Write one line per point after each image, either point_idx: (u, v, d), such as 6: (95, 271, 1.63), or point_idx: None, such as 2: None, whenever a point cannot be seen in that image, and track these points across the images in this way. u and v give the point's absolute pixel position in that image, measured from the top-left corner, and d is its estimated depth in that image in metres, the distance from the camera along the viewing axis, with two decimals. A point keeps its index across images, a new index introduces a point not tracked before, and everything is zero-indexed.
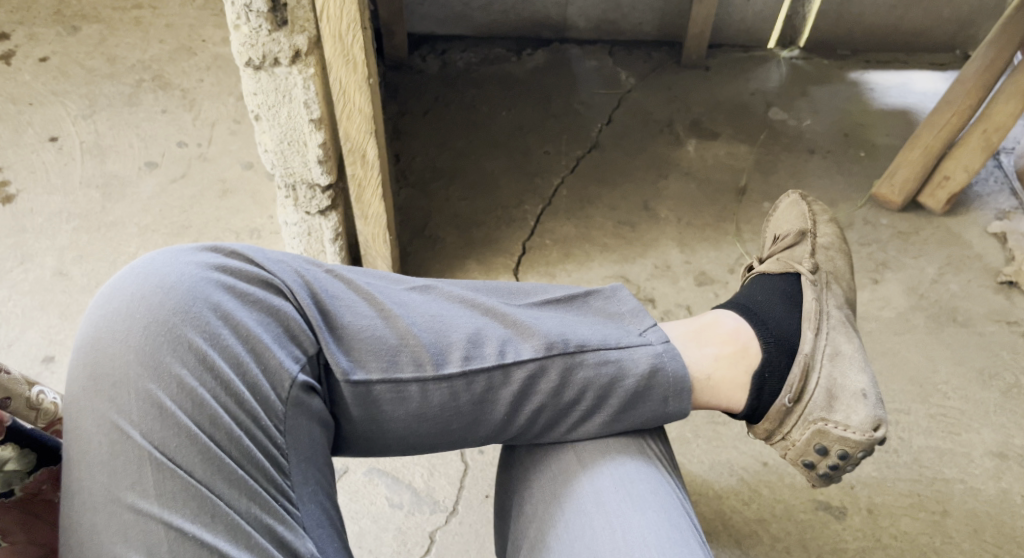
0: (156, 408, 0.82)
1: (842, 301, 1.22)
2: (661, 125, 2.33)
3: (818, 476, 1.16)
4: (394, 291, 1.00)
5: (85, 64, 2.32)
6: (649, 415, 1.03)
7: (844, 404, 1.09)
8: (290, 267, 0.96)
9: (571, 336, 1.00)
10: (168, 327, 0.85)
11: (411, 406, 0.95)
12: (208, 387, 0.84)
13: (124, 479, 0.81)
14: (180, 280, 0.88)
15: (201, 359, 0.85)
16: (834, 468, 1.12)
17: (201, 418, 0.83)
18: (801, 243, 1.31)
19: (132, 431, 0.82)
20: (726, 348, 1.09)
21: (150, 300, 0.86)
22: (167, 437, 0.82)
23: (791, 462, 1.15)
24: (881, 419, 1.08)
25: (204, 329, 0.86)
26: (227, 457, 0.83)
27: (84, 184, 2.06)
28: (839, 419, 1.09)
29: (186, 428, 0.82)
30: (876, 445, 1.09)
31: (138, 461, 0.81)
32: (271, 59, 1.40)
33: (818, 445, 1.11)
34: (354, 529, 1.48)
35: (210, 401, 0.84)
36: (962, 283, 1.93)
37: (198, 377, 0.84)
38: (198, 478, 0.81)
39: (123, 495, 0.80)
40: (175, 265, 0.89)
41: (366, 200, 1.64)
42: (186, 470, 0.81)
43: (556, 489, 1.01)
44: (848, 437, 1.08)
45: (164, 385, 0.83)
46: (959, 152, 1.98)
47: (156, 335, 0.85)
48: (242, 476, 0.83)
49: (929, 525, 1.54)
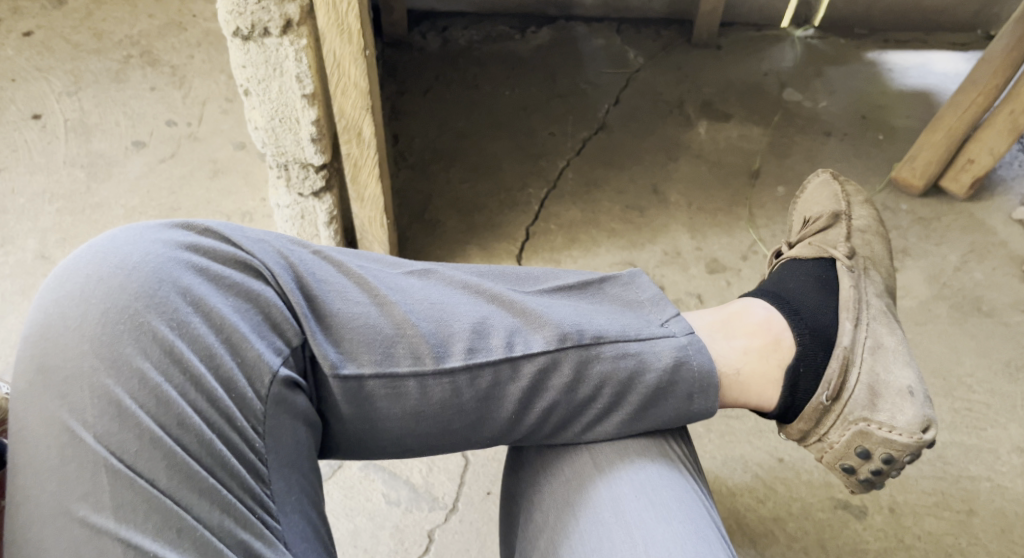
0: (115, 407, 0.73)
1: (881, 289, 1.12)
2: (671, 106, 2.23)
3: (858, 483, 1.06)
4: (389, 276, 0.91)
5: (70, 40, 2.22)
6: (672, 413, 0.93)
7: (888, 402, 1.00)
8: (272, 247, 0.86)
9: (587, 326, 0.91)
10: (129, 314, 0.76)
11: (408, 404, 0.86)
12: (175, 382, 0.75)
13: (77, 488, 0.71)
14: (145, 259, 0.79)
15: (167, 351, 0.76)
16: (877, 473, 1.02)
17: (167, 418, 0.74)
18: (835, 226, 1.21)
19: (86, 434, 0.73)
20: (756, 341, 1.00)
21: (109, 282, 0.77)
22: (127, 440, 0.73)
23: (828, 467, 1.05)
24: (930, 419, 0.98)
25: (171, 316, 0.77)
26: (197, 464, 0.74)
27: (69, 164, 1.96)
28: (883, 419, 0.99)
29: (149, 430, 0.73)
30: (925, 448, 0.99)
31: (93, 468, 0.72)
32: (261, 29, 1.30)
33: (859, 449, 1.01)
34: (349, 527, 1.39)
35: (177, 399, 0.75)
36: (986, 272, 1.84)
37: (164, 370, 0.75)
38: (161, 489, 0.72)
39: (76, 507, 0.71)
40: (138, 243, 0.80)
41: (362, 181, 1.54)
42: (147, 478, 0.72)
43: (569, 497, 0.92)
44: (893, 440, 0.98)
45: (124, 381, 0.74)
46: (984, 134, 1.88)
47: (116, 323, 0.75)
48: (214, 484, 0.74)
49: (954, 525, 1.45)
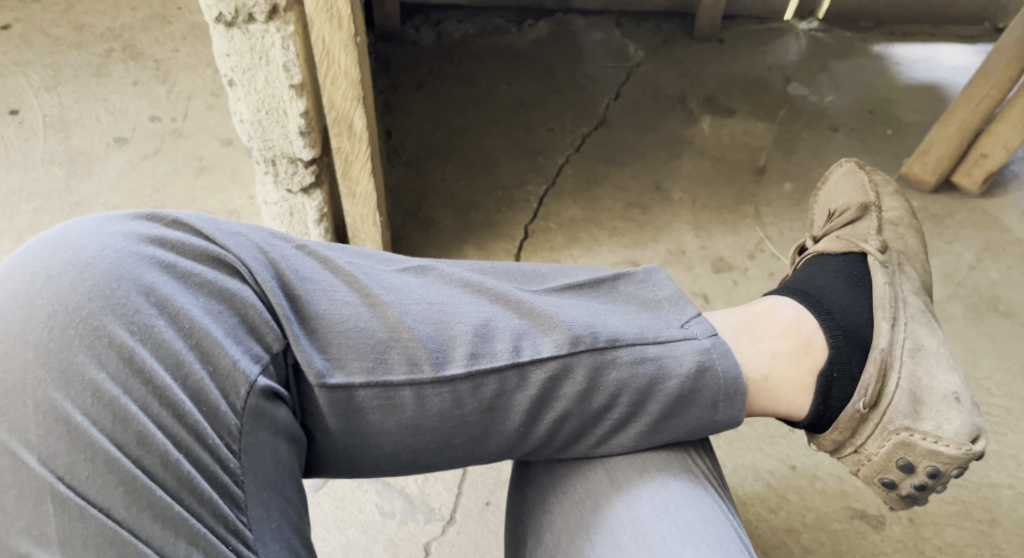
0: (64, 424, 0.65)
1: (917, 286, 1.05)
2: (673, 100, 2.16)
3: (898, 498, 0.98)
4: (382, 274, 0.83)
5: (50, 33, 2.14)
6: (695, 423, 0.85)
7: (932, 410, 0.92)
8: (251, 240, 0.78)
9: (601, 328, 0.83)
10: (82, 317, 0.68)
11: (404, 416, 0.78)
12: (135, 395, 0.67)
13: (17, 520, 0.63)
14: (102, 254, 0.70)
15: (126, 359, 0.68)
16: (920, 489, 0.94)
17: (125, 437, 0.66)
18: (864, 218, 1.13)
19: (29, 456, 0.64)
20: (786, 343, 0.92)
21: (60, 281, 0.68)
22: (78, 462, 0.64)
23: (866, 481, 0.98)
24: (980, 428, 0.90)
25: (130, 319, 0.69)
26: (161, 490, 0.66)
27: (47, 160, 1.87)
28: (927, 429, 0.92)
29: (104, 451, 0.65)
30: (974, 460, 0.91)
31: (36, 497, 0.63)
32: (246, 14, 1.21)
33: (901, 461, 0.93)
34: (341, 541, 1.31)
35: (137, 414, 0.67)
36: (1002, 271, 1.77)
37: (122, 382, 0.67)
38: (117, 519, 0.64)
39: (15, 542, 0.62)
40: (95, 236, 0.72)
41: (354, 175, 1.46)
42: (101, 507, 0.64)
43: (583, 518, 0.84)
44: (940, 452, 0.91)
45: (74, 395, 0.66)
46: (998, 128, 1.81)
47: (67, 328, 0.67)
48: (180, 513, 0.66)
49: (976, 535, 1.37)
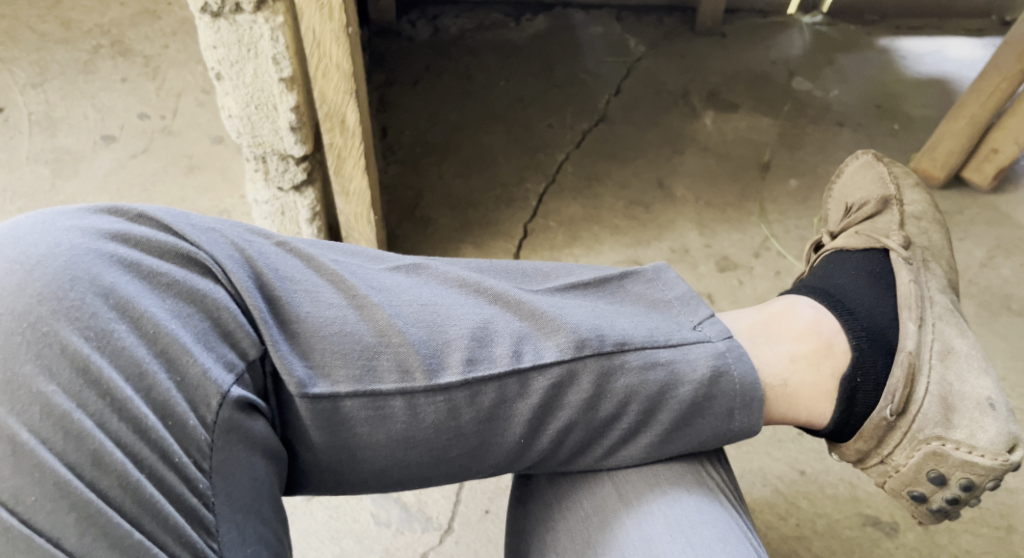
0: (9, 443, 0.59)
1: (943, 284, 1.00)
2: (675, 95, 2.10)
3: (928, 513, 0.93)
4: (371, 274, 0.77)
5: (36, 29, 2.08)
6: (708, 433, 0.80)
7: (965, 417, 0.87)
8: (226, 237, 0.73)
9: (608, 331, 0.77)
10: (31, 323, 0.62)
11: (395, 428, 0.72)
12: (90, 409, 0.61)
13: None
14: (55, 252, 0.65)
15: (81, 369, 0.62)
16: (953, 502, 0.89)
17: (79, 456, 0.60)
18: (885, 213, 1.08)
19: None
20: (805, 345, 0.87)
21: (6, 282, 0.63)
22: (24, 486, 0.59)
23: (893, 493, 0.92)
24: (1016, 437, 0.85)
25: (86, 323, 0.63)
26: (119, 515, 0.60)
27: (32, 160, 1.81)
28: (959, 439, 0.86)
29: (54, 474, 0.59)
30: (1010, 472, 0.86)
31: None
32: (232, 4, 1.16)
33: (931, 473, 0.88)
34: (334, 552, 1.25)
35: (93, 429, 0.61)
36: (1014, 268, 1.71)
37: (76, 395, 0.61)
38: (69, 549, 0.59)
39: None
40: (49, 232, 0.66)
41: (347, 172, 1.41)
42: (50, 536, 0.59)
43: (590, 536, 0.79)
44: (974, 463, 0.85)
45: (22, 409, 0.60)
46: (1009, 122, 1.75)
47: (13, 334, 0.62)
48: (140, 541, 0.60)
49: (994, 543, 1.30)
